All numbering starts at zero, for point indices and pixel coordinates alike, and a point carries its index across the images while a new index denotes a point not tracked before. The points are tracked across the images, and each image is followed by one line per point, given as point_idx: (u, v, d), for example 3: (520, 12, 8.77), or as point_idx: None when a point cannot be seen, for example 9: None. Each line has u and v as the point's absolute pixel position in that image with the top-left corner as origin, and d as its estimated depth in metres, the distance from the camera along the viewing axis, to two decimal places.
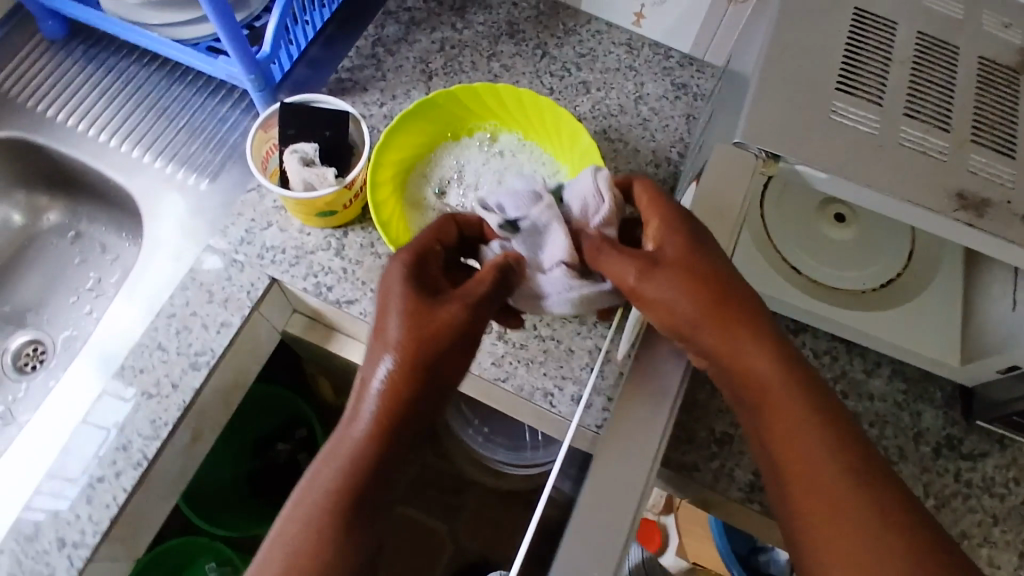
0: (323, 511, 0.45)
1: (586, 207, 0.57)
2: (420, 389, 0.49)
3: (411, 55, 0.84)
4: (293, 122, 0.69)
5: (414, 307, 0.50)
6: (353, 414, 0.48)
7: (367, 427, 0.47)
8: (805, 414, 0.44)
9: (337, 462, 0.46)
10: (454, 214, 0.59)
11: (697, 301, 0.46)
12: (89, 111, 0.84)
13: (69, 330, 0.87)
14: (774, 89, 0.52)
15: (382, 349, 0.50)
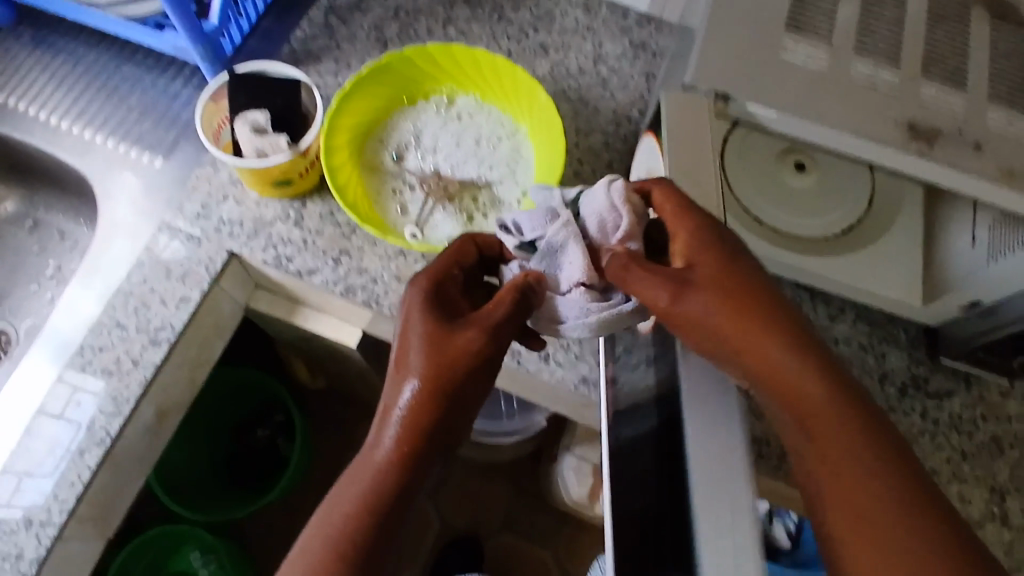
0: (341, 533, 0.46)
1: (603, 224, 0.51)
2: (440, 416, 0.49)
3: (365, 24, 0.83)
4: (244, 91, 0.68)
5: (432, 337, 0.49)
6: (373, 442, 0.49)
7: (385, 453, 0.48)
8: (869, 468, 0.39)
9: (357, 485, 0.48)
10: (476, 236, 0.56)
11: (740, 333, 0.43)
12: (38, 93, 0.82)
13: (31, 320, 0.86)
14: (723, 30, 0.52)
15: (403, 377, 0.49)
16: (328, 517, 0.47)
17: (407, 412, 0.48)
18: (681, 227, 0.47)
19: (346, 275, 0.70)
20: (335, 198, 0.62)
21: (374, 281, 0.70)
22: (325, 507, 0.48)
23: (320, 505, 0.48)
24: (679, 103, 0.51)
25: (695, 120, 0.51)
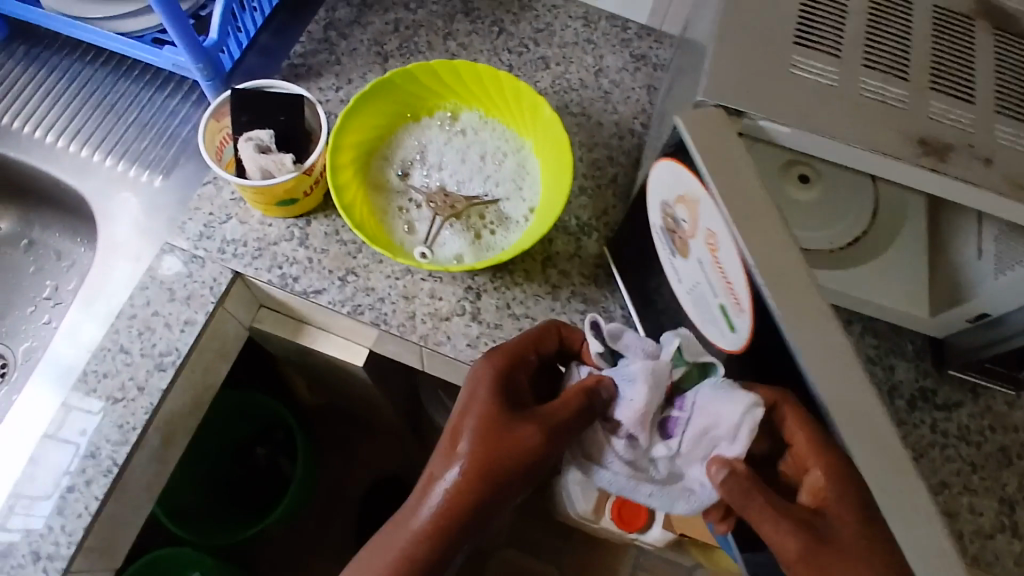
0: (382, 574, 0.52)
1: (716, 429, 0.49)
2: (479, 501, 0.53)
3: (364, 38, 0.82)
4: (246, 109, 0.67)
5: (486, 432, 0.53)
6: (412, 507, 0.54)
7: (427, 521, 0.53)
8: None
9: (399, 546, 0.53)
10: (560, 327, 0.62)
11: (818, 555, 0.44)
12: (35, 111, 0.81)
13: (28, 342, 0.84)
14: (733, 45, 0.51)
15: (455, 457, 0.54)
16: (368, 555, 0.54)
17: (449, 491, 0.53)
18: (812, 458, 0.45)
19: (352, 294, 0.70)
20: (343, 217, 0.62)
21: (381, 300, 0.70)
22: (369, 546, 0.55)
23: (366, 546, 0.55)
24: (698, 120, 0.49)
25: (720, 130, 0.48)
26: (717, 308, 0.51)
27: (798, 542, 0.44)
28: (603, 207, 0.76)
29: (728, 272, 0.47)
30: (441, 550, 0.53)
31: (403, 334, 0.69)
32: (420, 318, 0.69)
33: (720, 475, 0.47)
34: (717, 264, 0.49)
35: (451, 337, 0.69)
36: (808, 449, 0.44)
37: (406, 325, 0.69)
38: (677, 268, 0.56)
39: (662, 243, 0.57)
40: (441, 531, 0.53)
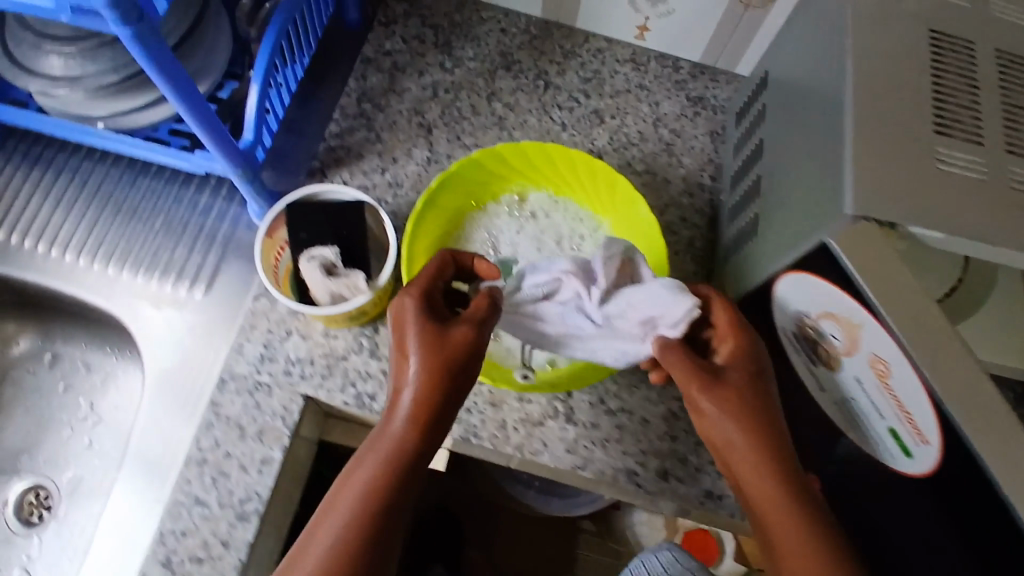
0: (343, 514, 0.45)
1: (658, 319, 0.54)
2: (412, 471, 0.48)
3: (403, 107, 0.75)
4: (305, 223, 0.60)
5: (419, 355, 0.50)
6: (364, 453, 0.48)
7: (360, 460, 0.48)
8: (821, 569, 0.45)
9: (343, 485, 0.47)
10: (452, 252, 0.56)
11: (750, 433, 0.50)
12: (47, 227, 0.74)
13: (71, 472, 0.79)
14: (874, 148, 0.47)
15: (395, 403, 0.50)
16: (305, 552, 0.45)
17: (379, 445, 0.48)
18: (733, 335, 0.53)
19: None
20: None
21: (467, 411, 0.66)
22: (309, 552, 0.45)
23: (297, 542, 0.46)
24: (858, 242, 0.45)
25: (884, 254, 0.44)
26: (884, 428, 0.49)
27: (756, 464, 0.49)
28: (683, 276, 0.72)
29: (906, 404, 0.45)
30: (394, 503, 0.47)
31: (496, 446, 0.65)
32: (512, 426, 0.66)
33: (671, 355, 0.53)
34: (888, 390, 0.47)
35: (548, 444, 0.66)
36: (738, 436, 0.50)
37: (498, 437, 0.65)
38: (818, 376, 0.53)
39: (794, 349, 0.55)
40: (387, 492, 0.47)
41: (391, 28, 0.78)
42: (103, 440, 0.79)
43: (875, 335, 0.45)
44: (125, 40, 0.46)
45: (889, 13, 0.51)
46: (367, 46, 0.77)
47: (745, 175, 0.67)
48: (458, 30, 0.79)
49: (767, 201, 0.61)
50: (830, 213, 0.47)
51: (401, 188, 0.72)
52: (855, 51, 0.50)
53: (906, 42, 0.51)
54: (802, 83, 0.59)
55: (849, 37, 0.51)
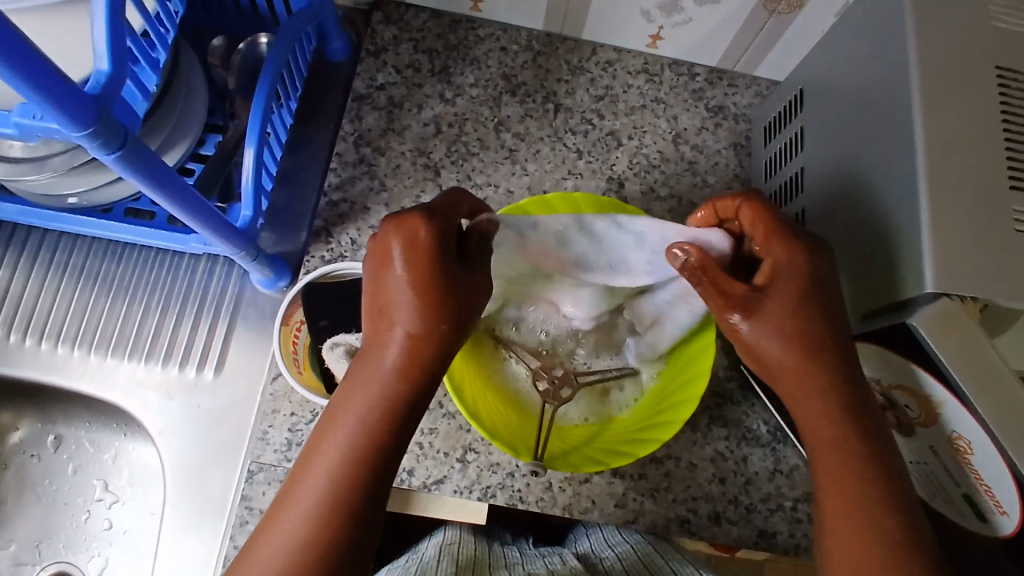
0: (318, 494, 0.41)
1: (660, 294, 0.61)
2: (376, 464, 0.43)
3: (405, 149, 0.69)
4: (325, 311, 0.59)
5: (423, 321, 0.44)
6: (317, 444, 0.44)
7: (303, 462, 0.44)
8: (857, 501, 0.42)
9: (286, 500, 0.42)
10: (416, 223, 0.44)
11: (788, 348, 0.46)
12: (34, 316, 0.69)
13: (99, 557, 0.74)
14: (953, 211, 0.43)
15: (365, 375, 0.45)
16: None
17: (328, 431, 0.44)
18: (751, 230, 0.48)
19: (478, 475, 0.63)
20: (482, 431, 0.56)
21: (510, 475, 0.63)
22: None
23: (274, 522, 0.41)
24: (942, 326, 0.42)
25: (970, 337, 0.41)
26: (959, 495, 0.45)
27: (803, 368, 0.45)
28: None
29: (990, 481, 0.42)
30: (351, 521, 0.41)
31: (544, 509, 0.63)
32: (558, 486, 0.63)
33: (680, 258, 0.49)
34: (968, 465, 0.43)
35: (596, 500, 0.63)
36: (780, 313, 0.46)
37: (545, 499, 0.63)
38: None
39: None
40: (350, 505, 0.41)
41: (382, 58, 0.72)
42: (123, 520, 0.74)
43: (958, 416, 0.42)
44: (108, 162, 0.41)
45: (945, 49, 0.47)
46: (357, 81, 0.71)
47: (788, 205, 0.64)
48: (455, 53, 0.72)
49: (817, 240, 0.57)
50: (906, 283, 0.45)
51: None
52: (918, 96, 0.46)
53: (966, 79, 0.47)
54: (854, 113, 0.54)
55: (908, 76, 0.47)
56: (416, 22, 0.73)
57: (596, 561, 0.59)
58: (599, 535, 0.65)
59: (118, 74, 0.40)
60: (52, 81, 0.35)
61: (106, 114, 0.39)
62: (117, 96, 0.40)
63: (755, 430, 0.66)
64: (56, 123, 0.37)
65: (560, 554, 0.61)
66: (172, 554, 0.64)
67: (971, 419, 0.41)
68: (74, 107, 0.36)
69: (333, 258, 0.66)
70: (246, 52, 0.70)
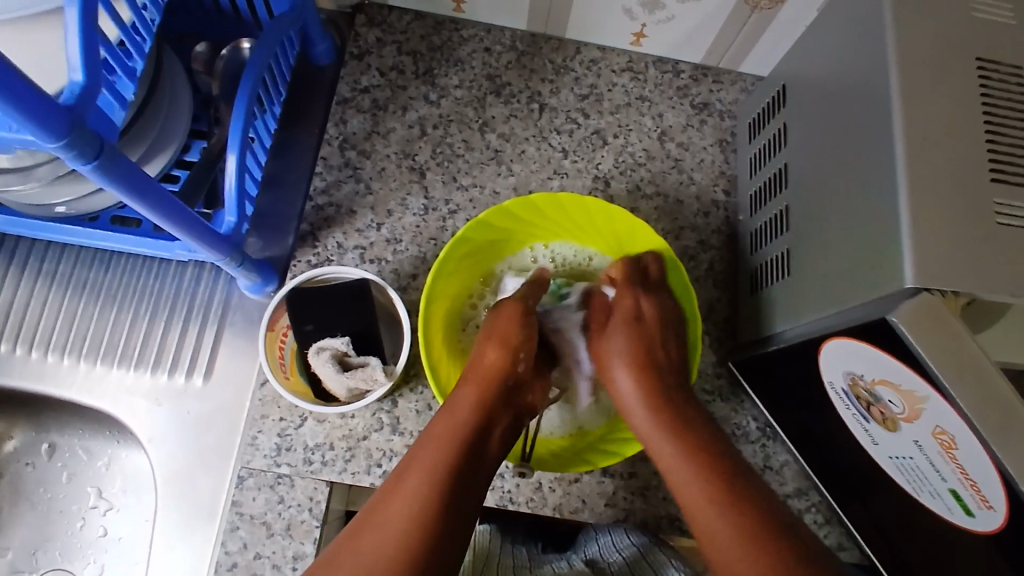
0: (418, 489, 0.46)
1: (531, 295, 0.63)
2: (457, 489, 0.47)
3: (390, 151, 0.69)
4: (310, 315, 0.59)
5: (503, 357, 0.56)
6: (401, 471, 0.48)
7: (383, 490, 0.47)
8: (738, 535, 0.44)
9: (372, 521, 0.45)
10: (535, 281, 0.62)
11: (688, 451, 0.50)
12: (23, 326, 0.69)
13: (94, 564, 0.74)
14: (931, 206, 0.44)
15: (446, 414, 0.52)
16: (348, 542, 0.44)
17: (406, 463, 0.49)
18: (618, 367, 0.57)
19: None
20: None
21: (500, 477, 0.63)
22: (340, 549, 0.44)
23: (373, 520, 0.45)
24: (922, 319, 0.41)
25: (951, 332, 0.41)
26: (945, 490, 0.45)
27: (682, 464, 0.49)
28: (708, 302, 0.69)
29: (973, 475, 0.42)
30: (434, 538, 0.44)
31: (534, 509, 0.62)
32: (548, 486, 0.63)
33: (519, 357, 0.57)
34: (953, 460, 0.43)
35: (586, 499, 0.63)
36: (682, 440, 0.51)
37: (535, 499, 0.63)
38: (871, 433, 0.50)
39: (844, 405, 0.51)
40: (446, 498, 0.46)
41: (365, 61, 0.72)
42: (117, 527, 0.74)
43: (941, 410, 0.42)
44: (87, 173, 0.41)
45: (922, 42, 0.47)
46: (341, 85, 0.71)
47: (772, 202, 0.64)
48: (439, 55, 0.72)
49: (801, 236, 0.57)
50: (887, 278, 0.45)
51: (401, 243, 0.67)
52: (897, 91, 0.46)
53: (944, 73, 0.47)
54: (835, 108, 0.54)
55: (886, 71, 0.47)
56: (399, 24, 0.73)
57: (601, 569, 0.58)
58: (607, 540, 0.61)
59: (92, 84, 0.40)
60: (25, 96, 0.35)
61: (80, 125, 0.39)
62: (93, 107, 0.40)
63: (744, 426, 0.66)
64: (32, 136, 0.38)
65: (570, 559, 0.62)
66: (165, 561, 0.64)
67: (954, 412, 0.41)
68: (47, 118, 0.36)
69: (320, 262, 0.67)
70: (228, 59, 0.70)
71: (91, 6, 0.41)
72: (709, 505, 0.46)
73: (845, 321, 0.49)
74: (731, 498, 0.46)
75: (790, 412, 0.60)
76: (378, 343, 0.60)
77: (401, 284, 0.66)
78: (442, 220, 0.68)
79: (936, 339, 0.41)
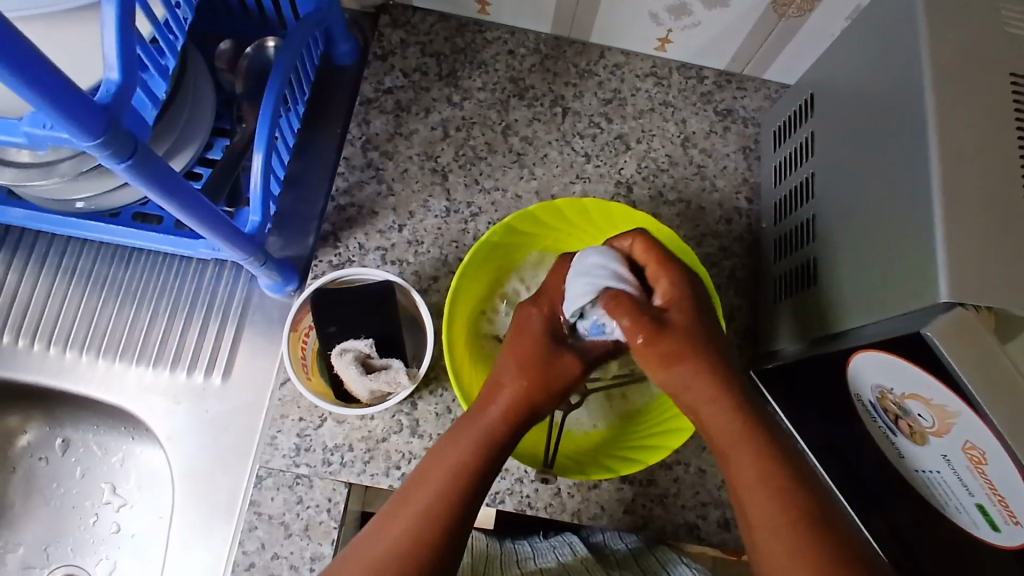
0: (428, 494, 0.46)
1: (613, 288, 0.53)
2: (463, 522, 0.46)
3: (413, 153, 0.69)
4: (332, 317, 0.59)
5: (526, 385, 0.51)
6: (406, 498, 0.47)
7: (389, 514, 0.46)
8: (780, 540, 0.43)
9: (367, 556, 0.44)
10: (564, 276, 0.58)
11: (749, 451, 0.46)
12: (42, 321, 0.69)
13: (107, 560, 0.74)
14: (967, 221, 0.43)
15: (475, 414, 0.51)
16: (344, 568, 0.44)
17: (416, 490, 0.47)
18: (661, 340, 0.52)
19: None
20: None
21: (518, 481, 0.62)
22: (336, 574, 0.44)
23: (381, 526, 0.46)
24: (957, 333, 0.41)
25: (986, 347, 0.41)
26: (971, 505, 0.45)
27: (746, 463, 0.46)
28: (729, 310, 0.69)
29: (1005, 491, 0.42)
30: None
31: (552, 515, 0.62)
32: (567, 492, 0.63)
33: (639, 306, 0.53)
34: (982, 475, 0.43)
35: (604, 506, 0.63)
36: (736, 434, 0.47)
37: (554, 505, 0.62)
38: (898, 446, 0.49)
39: (870, 417, 0.51)
40: (452, 502, 0.46)
41: (389, 61, 0.72)
42: (131, 524, 0.74)
43: (973, 425, 0.41)
44: (119, 171, 0.41)
45: (958, 54, 0.47)
46: (365, 85, 0.71)
47: (797, 211, 0.63)
48: (462, 57, 0.72)
49: (829, 246, 0.57)
50: (920, 292, 0.45)
51: (422, 244, 0.67)
52: (932, 103, 0.46)
53: (980, 85, 0.46)
54: (865, 118, 0.54)
55: (921, 82, 0.47)
56: (423, 25, 0.73)
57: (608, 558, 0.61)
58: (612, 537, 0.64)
59: (128, 83, 0.40)
60: (65, 94, 0.35)
61: (115, 124, 0.38)
62: (127, 106, 0.40)
63: None
64: (68, 134, 0.37)
65: (570, 544, 0.62)
66: (181, 559, 0.64)
67: (986, 428, 0.40)
68: (85, 117, 0.36)
69: (341, 263, 0.66)
70: (252, 57, 0.70)
71: (129, 4, 0.41)
72: (765, 507, 0.44)
73: (874, 334, 0.48)
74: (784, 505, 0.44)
75: (812, 423, 0.60)
76: (399, 345, 0.60)
77: (423, 286, 0.66)
78: (464, 222, 0.68)
79: (971, 353, 0.41)
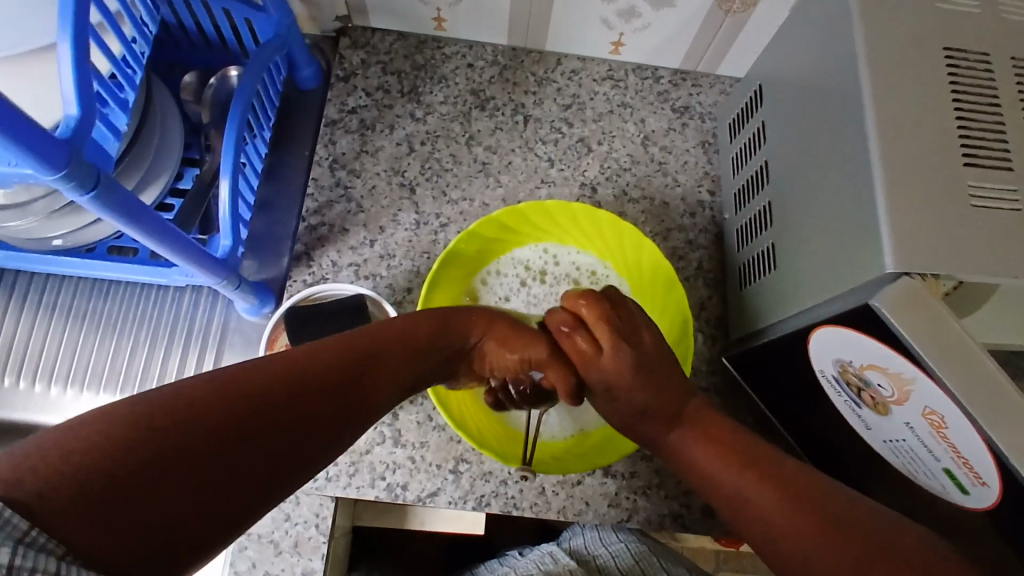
0: (311, 375, 0.39)
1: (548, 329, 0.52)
2: (342, 400, 0.40)
3: (380, 169, 0.71)
4: (308, 333, 0.60)
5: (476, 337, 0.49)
6: (261, 373, 0.37)
7: (234, 382, 0.36)
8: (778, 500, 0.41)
9: (215, 386, 0.35)
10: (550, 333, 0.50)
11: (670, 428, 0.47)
12: (26, 359, 0.69)
13: None
14: (907, 194, 0.45)
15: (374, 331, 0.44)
16: (149, 416, 0.33)
17: (322, 361, 0.40)
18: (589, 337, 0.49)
19: (472, 486, 0.63)
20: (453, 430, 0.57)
21: (503, 483, 0.63)
22: (89, 442, 0.31)
23: (231, 382, 0.36)
24: (905, 303, 0.42)
25: (933, 313, 0.42)
26: (939, 470, 0.46)
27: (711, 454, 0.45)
28: (699, 300, 0.70)
29: (966, 454, 0.42)
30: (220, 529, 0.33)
31: (538, 514, 0.63)
32: (551, 490, 0.64)
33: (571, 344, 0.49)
34: (945, 440, 0.44)
35: (589, 502, 0.64)
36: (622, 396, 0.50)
37: (539, 504, 0.63)
38: (865, 419, 0.50)
39: (836, 393, 0.52)
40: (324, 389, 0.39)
41: (352, 82, 0.73)
42: None
43: (928, 390, 0.42)
44: (84, 203, 0.43)
45: (889, 36, 0.49)
46: (329, 107, 0.72)
47: (756, 198, 0.65)
48: (423, 73, 0.74)
49: (786, 229, 0.58)
50: (869, 265, 0.46)
51: (394, 257, 0.68)
52: (866, 84, 0.48)
53: (912, 64, 0.48)
54: (809, 104, 0.56)
55: (856, 66, 0.49)
56: (383, 45, 0.75)
57: (588, 560, 0.63)
58: (594, 534, 0.66)
59: (87, 117, 0.41)
60: (24, 130, 0.36)
61: (77, 156, 0.40)
62: (88, 139, 0.42)
63: (743, 421, 0.67)
64: (30, 169, 0.39)
65: (551, 553, 0.63)
66: None
67: (940, 392, 0.41)
68: (45, 152, 0.37)
69: (316, 281, 0.68)
70: (217, 87, 0.71)
71: (84, 41, 0.42)
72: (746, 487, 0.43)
73: (828, 313, 0.50)
74: (779, 485, 0.42)
75: (785, 405, 0.61)
76: None
77: (396, 298, 0.67)
78: (433, 233, 0.69)
79: (922, 321, 0.42)
